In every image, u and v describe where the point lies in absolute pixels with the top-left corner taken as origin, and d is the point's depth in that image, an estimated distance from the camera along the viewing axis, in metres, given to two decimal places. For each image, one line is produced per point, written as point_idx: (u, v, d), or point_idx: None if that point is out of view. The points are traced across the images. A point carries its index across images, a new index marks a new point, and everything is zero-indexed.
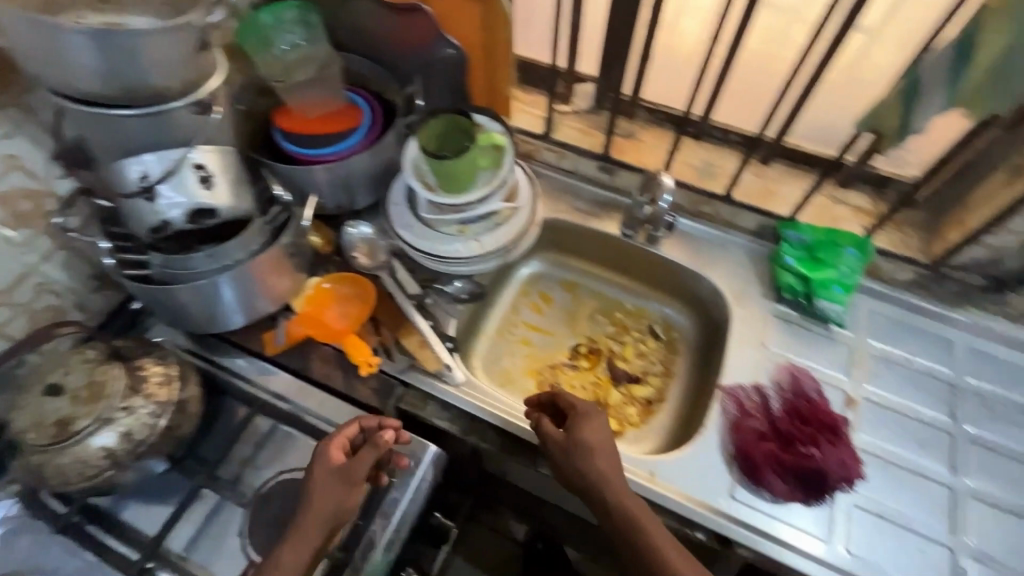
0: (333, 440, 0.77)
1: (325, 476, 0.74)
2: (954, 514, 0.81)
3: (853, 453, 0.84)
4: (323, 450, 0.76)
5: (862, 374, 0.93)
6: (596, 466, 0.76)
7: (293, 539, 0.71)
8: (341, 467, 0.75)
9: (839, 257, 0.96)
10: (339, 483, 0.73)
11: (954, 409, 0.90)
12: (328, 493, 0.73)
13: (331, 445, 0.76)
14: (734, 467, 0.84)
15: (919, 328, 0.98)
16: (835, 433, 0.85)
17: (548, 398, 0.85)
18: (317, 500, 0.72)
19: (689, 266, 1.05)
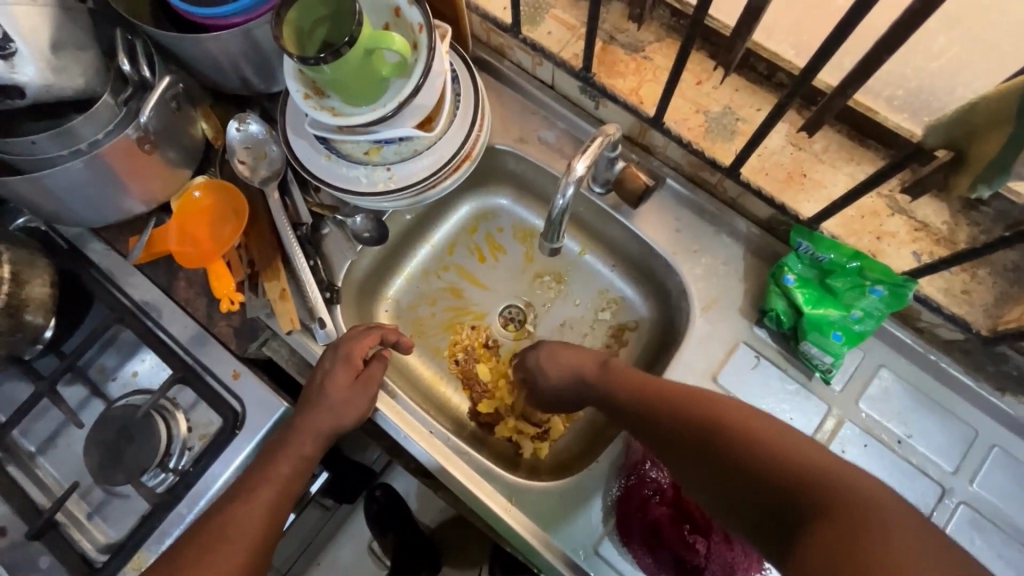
0: (358, 336, 0.74)
1: (345, 377, 0.71)
2: None
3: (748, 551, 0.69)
4: (341, 354, 0.73)
5: (825, 447, 0.72)
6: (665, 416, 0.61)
7: (302, 433, 0.68)
8: (363, 372, 0.73)
9: (859, 296, 0.68)
10: (357, 387, 0.72)
11: (932, 521, 0.69)
12: (348, 400, 0.71)
13: (355, 348, 0.73)
14: (610, 518, 0.70)
15: (938, 405, 0.72)
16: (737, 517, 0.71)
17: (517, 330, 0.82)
18: (333, 402, 0.70)
19: (660, 250, 0.80)
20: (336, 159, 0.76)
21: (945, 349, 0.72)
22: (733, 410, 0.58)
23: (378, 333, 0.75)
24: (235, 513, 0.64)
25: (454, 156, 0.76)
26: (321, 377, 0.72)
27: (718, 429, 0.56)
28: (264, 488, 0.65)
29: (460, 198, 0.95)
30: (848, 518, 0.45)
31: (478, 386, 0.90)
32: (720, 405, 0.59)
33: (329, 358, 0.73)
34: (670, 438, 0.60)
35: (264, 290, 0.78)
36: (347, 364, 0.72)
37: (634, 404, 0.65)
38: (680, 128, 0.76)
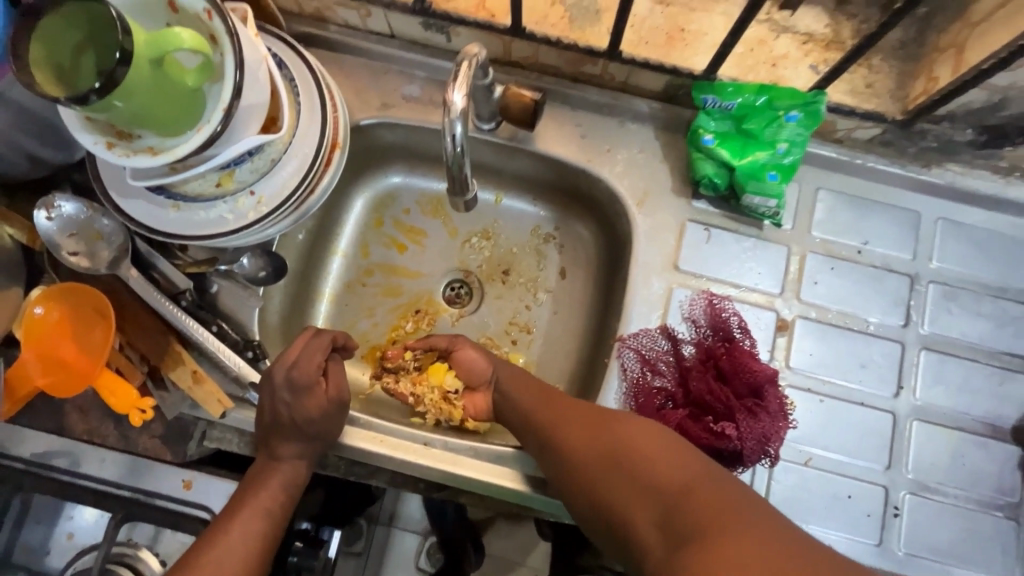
0: (305, 348, 0.63)
1: (311, 400, 0.60)
2: (894, 447, 0.68)
3: (778, 422, 0.64)
4: (299, 365, 0.61)
5: (800, 285, 0.71)
6: (571, 422, 0.61)
7: (287, 460, 0.60)
8: (326, 388, 0.61)
9: (778, 128, 0.66)
10: (332, 406, 0.61)
11: (911, 309, 0.71)
12: (326, 420, 0.61)
13: (309, 361, 0.61)
14: None
15: (879, 203, 0.73)
16: (759, 392, 0.65)
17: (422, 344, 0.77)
18: (314, 425, 0.60)
19: (574, 163, 0.74)
20: (187, 206, 0.64)
21: (868, 147, 0.72)
22: (634, 432, 0.57)
23: (328, 337, 0.64)
24: (220, 546, 0.54)
25: (319, 150, 0.66)
26: (279, 403, 0.60)
27: (627, 460, 0.54)
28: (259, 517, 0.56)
29: (349, 194, 0.85)
30: (706, 525, 0.46)
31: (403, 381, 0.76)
32: (613, 433, 0.58)
33: (277, 378, 0.60)
34: (570, 452, 0.59)
35: (175, 382, 0.66)
36: (304, 387, 0.60)
37: (545, 413, 0.63)
38: (545, 26, 0.68)
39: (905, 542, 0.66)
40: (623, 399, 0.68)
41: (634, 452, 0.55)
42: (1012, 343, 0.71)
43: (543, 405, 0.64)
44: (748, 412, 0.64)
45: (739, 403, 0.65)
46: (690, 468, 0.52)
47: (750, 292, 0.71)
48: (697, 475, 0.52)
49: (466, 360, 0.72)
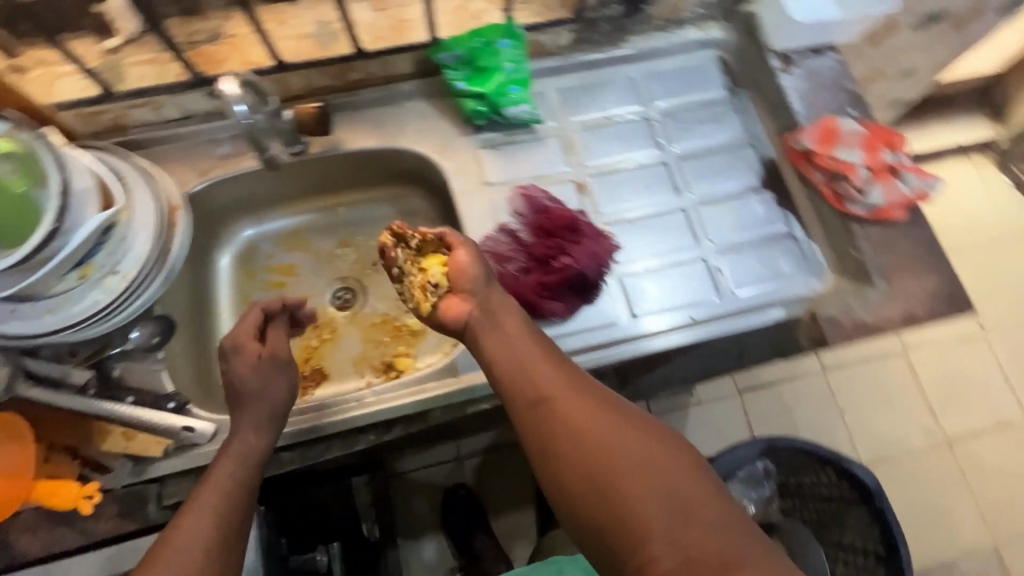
0: (242, 320, 0.75)
1: (242, 359, 0.71)
2: (695, 229, 0.89)
3: (600, 240, 0.82)
4: (235, 329, 0.74)
5: (578, 156, 0.93)
6: (595, 417, 0.56)
7: None
8: (256, 347, 0.72)
9: (500, 55, 0.87)
10: (264, 366, 0.71)
11: (657, 139, 0.95)
12: (263, 379, 0.70)
13: (242, 333, 0.73)
14: None
15: (601, 82, 0.98)
16: (576, 229, 0.82)
17: (436, 236, 0.76)
18: (248, 395, 0.69)
19: (378, 147, 0.91)
20: (59, 305, 0.71)
21: (574, 47, 0.96)
22: (665, 454, 0.54)
23: (257, 311, 0.76)
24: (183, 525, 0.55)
25: (159, 214, 0.76)
26: (225, 364, 0.72)
27: (662, 486, 0.51)
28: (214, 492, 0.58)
29: (212, 257, 0.96)
30: None
31: (399, 255, 0.75)
32: (628, 441, 0.54)
33: (224, 343, 0.73)
34: (592, 448, 0.54)
35: (114, 455, 0.71)
36: (235, 350, 0.72)
37: (567, 410, 0.57)
38: (302, 56, 0.85)
39: (734, 286, 0.86)
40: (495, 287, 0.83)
41: (666, 480, 0.51)
42: (731, 129, 0.96)
43: (558, 397, 0.58)
44: (575, 244, 0.81)
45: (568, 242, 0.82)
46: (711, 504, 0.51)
47: (546, 178, 0.91)
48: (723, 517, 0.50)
49: (459, 271, 0.70)
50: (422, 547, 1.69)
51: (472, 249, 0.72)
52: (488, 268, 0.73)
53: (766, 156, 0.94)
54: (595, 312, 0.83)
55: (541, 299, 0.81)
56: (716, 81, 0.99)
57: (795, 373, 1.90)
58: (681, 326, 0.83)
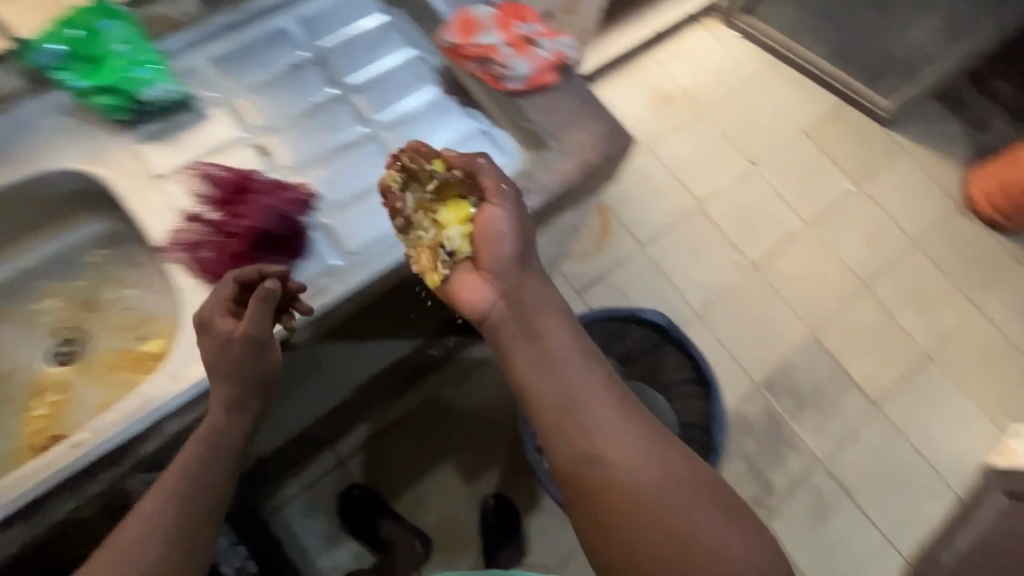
0: (234, 288, 0.73)
1: (208, 334, 0.72)
2: (386, 152, 0.89)
3: (275, 186, 0.81)
4: (229, 288, 0.73)
5: (250, 118, 0.89)
6: (629, 452, 0.70)
7: None
8: (228, 323, 0.71)
9: (104, 38, 0.85)
10: (250, 349, 0.71)
11: (327, 77, 0.93)
12: (247, 364, 0.71)
13: (218, 308, 0.71)
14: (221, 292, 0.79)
15: (252, 38, 0.93)
16: (244, 187, 0.80)
17: (459, 163, 0.77)
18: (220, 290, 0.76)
19: (17, 179, 0.82)
20: None
21: (206, 12, 0.91)
22: (695, 516, 0.67)
23: (251, 274, 0.72)
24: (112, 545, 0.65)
25: None
26: (219, 308, 0.72)
27: (677, 537, 0.65)
28: (161, 497, 0.68)
29: None
30: None
31: (409, 198, 0.80)
32: (674, 473, 0.70)
33: (221, 301, 0.73)
34: (611, 488, 0.68)
35: None
36: (226, 335, 0.71)
37: (602, 442, 0.70)
38: None
39: None
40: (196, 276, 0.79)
41: (681, 533, 0.66)
42: (397, 48, 0.95)
43: (589, 407, 0.72)
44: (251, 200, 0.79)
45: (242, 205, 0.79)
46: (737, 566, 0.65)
47: (220, 151, 0.87)
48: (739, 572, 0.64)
49: (487, 254, 0.76)
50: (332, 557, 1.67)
51: (495, 207, 0.77)
52: (512, 231, 0.77)
53: (437, 63, 0.95)
54: (307, 261, 0.82)
55: (238, 269, 0.78)
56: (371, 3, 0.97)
57: (620, 257, 2.08)
58: (392, 246, 0.84)
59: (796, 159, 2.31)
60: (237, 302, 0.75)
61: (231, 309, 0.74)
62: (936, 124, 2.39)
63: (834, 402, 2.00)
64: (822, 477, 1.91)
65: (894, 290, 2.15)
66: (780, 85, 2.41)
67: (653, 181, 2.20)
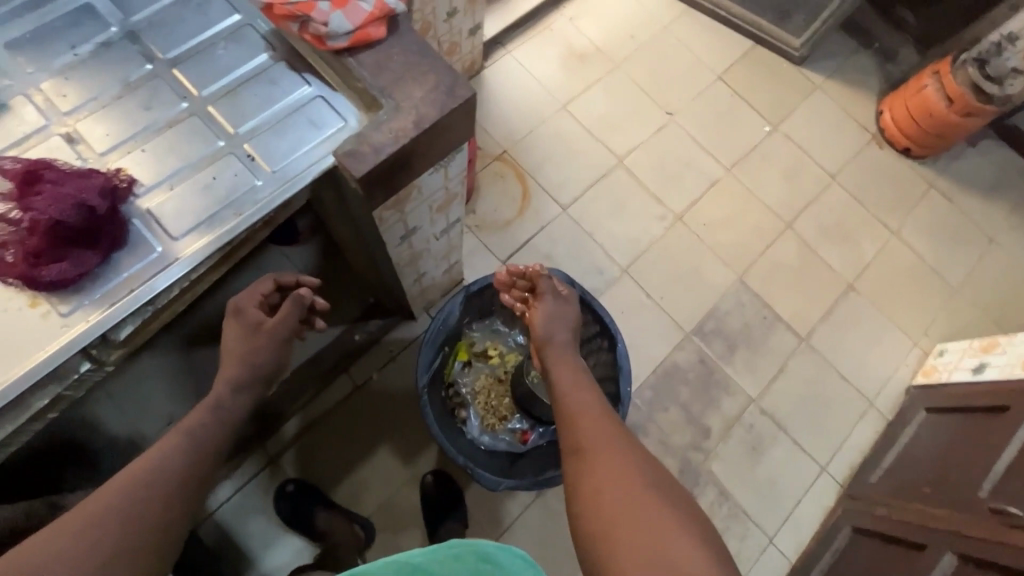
0: (250, 290, 0.98)
1: (245, 317, 0.95)
2: (211, 127, 0.84)
3: (79, 175, 0.75)
4: (243, 295, 0.97)
5: (54, 108, 0.82)
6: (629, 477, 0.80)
7: None
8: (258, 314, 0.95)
9: None
10: (272, 343, 0.95)
11: (137, 53, 0.86)
12: (257, 350, 0.94)
13: (246, 298, 0.97)
14: (30, 293, 0.74)
15: (53, 21, 0.85)
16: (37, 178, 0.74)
17: (517, 273, 1.19)
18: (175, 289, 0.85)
19: None
20: None
21: None
22: (662, 524, 0.73)
23: (268, 284, 0.99)
24: (82, 513, 0.69)
25: None
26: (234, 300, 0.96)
27: (650, 546, 0.71)
28: (127, 481, 0.74)
29: None
30: None
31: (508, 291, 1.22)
32: (639, 489, 0.78)
33: (239, 301, 0.96)
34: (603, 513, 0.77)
35: None
36: (253, 324, 0.95)
37: (614, 474, 0.81)
38: None
39: (267, 163, 0.83)
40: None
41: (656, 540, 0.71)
42: (218, 14, 0.89)
43: (605, 461, 0.83)
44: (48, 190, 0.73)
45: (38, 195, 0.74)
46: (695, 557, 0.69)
47: (26, 142, 0.81)
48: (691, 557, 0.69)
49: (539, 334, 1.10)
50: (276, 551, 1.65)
51: (545, 305, 1.14)
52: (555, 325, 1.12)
53: (264, 27, 0.89)
54: (125, 253, 0.77)
55: (36, 266, 0.72)
56: None
57: (542, 222, 2.06)
58: (222, 224, 0.79)
59: (711, 104, 2.30)
60: (270, 301, 1.01)
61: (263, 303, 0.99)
62: (846, 58, 2.40)
63: (764, 341, 2.03)
64: (756, 414, 1.95)
65: (814, 225, 2.19)
66: (690, 32, 2.38)
67: (570, 142, 2.17)
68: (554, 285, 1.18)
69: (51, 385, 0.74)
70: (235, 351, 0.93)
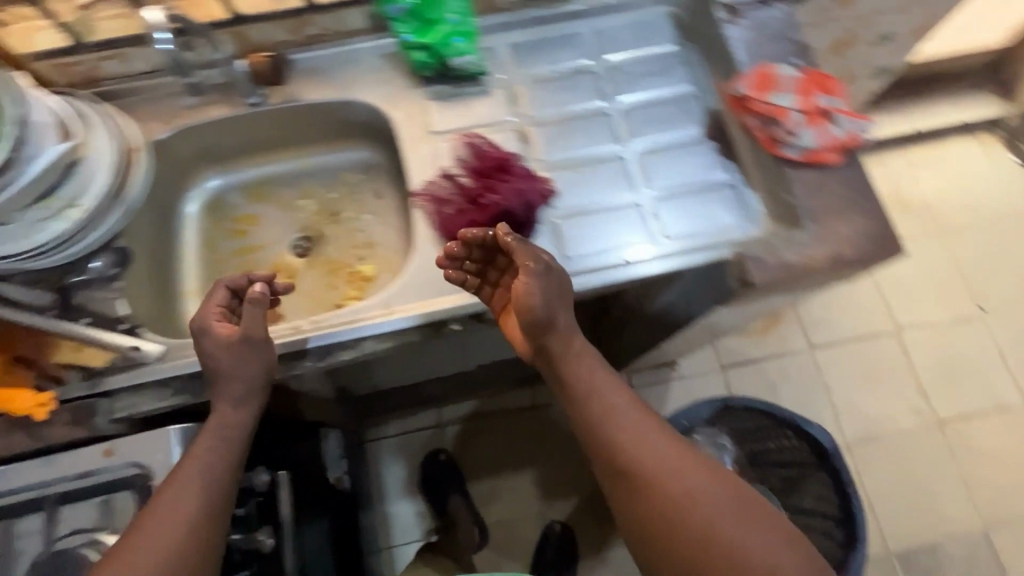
0: (208, 297, 0.76)
1: (212, 335, 0.72)
2: (629, 174, 0.91)
3: (526, 177, 0.84)
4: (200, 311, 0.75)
5: (523, 107, 0.95)
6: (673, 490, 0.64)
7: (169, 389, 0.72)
8: (223, 327, 0.73)
9: (443, 8, 0.91)
10: (240, 348, 0.73)
11: (602, 89, 0.97)
12: (235, 362, 0.72)
13: (206, 316, 0.74)
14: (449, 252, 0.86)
15: (553, 39, 1.00)
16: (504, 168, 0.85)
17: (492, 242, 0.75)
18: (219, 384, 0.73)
19: (334, 98, 0.96)
20: (23, 234, 0.77)
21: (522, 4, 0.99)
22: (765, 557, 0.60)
23: (234, 287, 0.77)
24: (174, 491, 0.66)
25: (117, 152, 0.83)
26: (211, 308, 0.74)
27: None
28: (204, 458, 0.69)
29: (180, 205, 1.01)
30: None
31: (474, 265, 0.78)
32: (753, 538, 0.61)
33: (194, 324, 0.73)
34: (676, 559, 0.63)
35: (64, 366, 0.76)
36: (213, 335, 0.72)
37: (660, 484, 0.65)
38: (259, 11, 0.91)
39: (665, 227, 0.87)
40: (434, 230, 0.87)
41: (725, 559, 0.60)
42: (673, 82, 0.98)
43: (683, 487, 0.64)
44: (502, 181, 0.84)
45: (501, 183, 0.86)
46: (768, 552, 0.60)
47: (494, 125, 0.94)
48: (755, 540, 0.61)
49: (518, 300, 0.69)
50: (401, 508, 1.75)
51: (531, 281, 0.70)
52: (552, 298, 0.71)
53: (710, 108, 0.95)
54: None
55: None
56: (665, 35, 1.00)
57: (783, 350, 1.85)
58: (610, 265, 0.85)
59: None
60: (231, 310, 0.78)
61: (224, 318, 0.75)
62: None
63: None
64: None
65: None
66: None
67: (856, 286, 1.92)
68: (522, 256, 0.71)
69: (428, 331, 0.82)
70: (215, 365, 0.73)
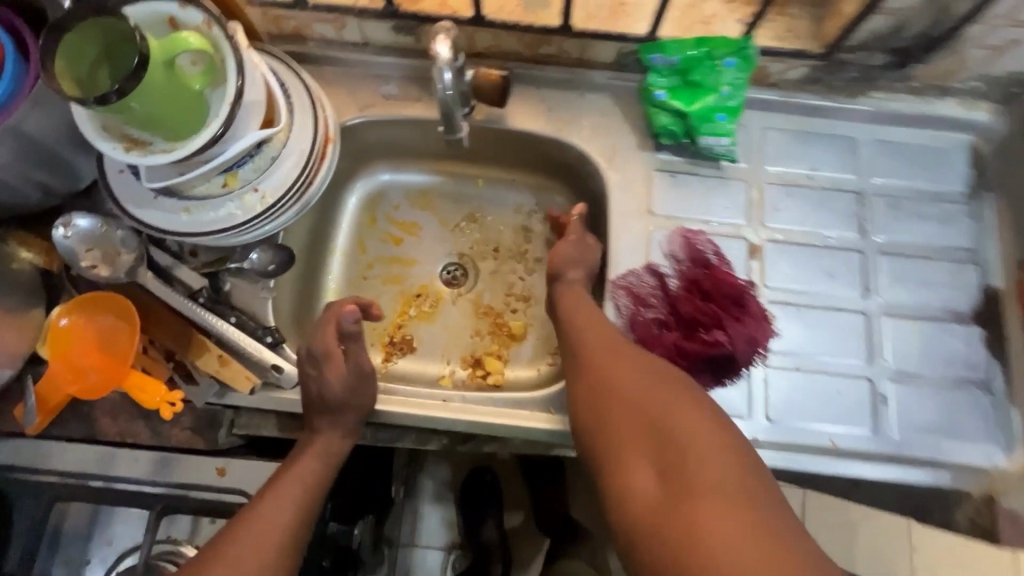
0: (328, 318, 0.66)
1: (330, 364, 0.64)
2: (871, 342, 0.75)
3: (760, 324, 0.73)
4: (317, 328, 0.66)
5: (761, 214, 0.79)
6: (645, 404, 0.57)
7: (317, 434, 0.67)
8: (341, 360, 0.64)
9: (719, 75, 0.74)
10: (355, 380, 0.65)
11: (862, 220, 0.79)
12: (354, 401, 0.66)
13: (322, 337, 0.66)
14: None
15: (821, 139, 0.82)
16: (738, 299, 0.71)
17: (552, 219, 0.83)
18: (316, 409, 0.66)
19: (547, 134, 0.82)
20: (196, 208, 0.69)
21: (800, 87, 0.81)
22: (716, 461, 0.51)
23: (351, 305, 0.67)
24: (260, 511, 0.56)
25: (314, 145, 0.72)
26: (329, 328, 0.65)
27: (691, 481, 0.49)
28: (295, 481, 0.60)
29: (343, 193, 0.92)
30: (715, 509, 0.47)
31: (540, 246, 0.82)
32: (706, 445, 0.52)
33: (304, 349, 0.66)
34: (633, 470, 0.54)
35: (200, 367, 0.69)
36: (324, 359, 0.65)
37: (624, 403, 0.58)
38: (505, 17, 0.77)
39: (897, 425, 0.72)
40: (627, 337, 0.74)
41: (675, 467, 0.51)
42: (957, 238, 0.79)
43: (650, 398, 0.57)
44: (734, 319, 0.72)
45: (726, 315, 0.72)
46: (725, 455, 0.51)
47: (723, 225, 0.78)
48: (724, 463, 0.50)
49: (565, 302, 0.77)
50: None
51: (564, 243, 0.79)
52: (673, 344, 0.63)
53: (989, 287, 0.77)
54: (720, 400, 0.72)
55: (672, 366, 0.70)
56: (960, 174, 0.81)
57: None
58: (816, 447, 0.71)
59: None
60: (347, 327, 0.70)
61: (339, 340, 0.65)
62: None
63: None
64: None
65: None
66: None
67: None
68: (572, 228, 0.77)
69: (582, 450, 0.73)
70: (326, 397, 0.65)
